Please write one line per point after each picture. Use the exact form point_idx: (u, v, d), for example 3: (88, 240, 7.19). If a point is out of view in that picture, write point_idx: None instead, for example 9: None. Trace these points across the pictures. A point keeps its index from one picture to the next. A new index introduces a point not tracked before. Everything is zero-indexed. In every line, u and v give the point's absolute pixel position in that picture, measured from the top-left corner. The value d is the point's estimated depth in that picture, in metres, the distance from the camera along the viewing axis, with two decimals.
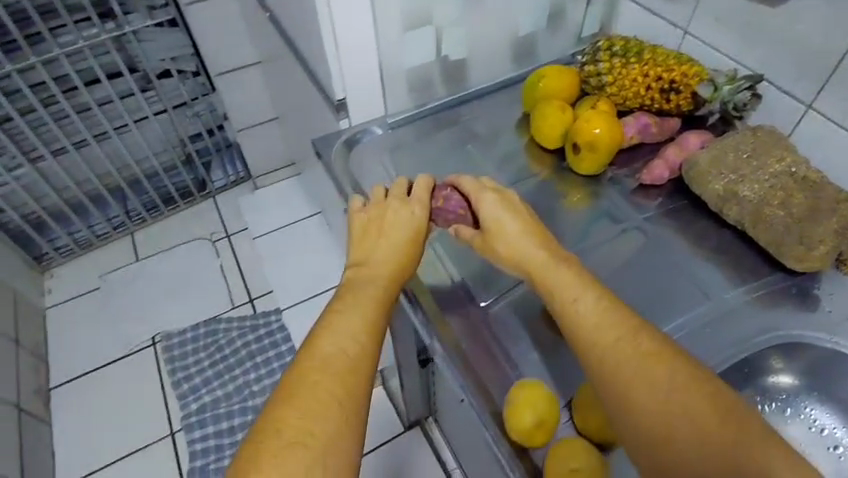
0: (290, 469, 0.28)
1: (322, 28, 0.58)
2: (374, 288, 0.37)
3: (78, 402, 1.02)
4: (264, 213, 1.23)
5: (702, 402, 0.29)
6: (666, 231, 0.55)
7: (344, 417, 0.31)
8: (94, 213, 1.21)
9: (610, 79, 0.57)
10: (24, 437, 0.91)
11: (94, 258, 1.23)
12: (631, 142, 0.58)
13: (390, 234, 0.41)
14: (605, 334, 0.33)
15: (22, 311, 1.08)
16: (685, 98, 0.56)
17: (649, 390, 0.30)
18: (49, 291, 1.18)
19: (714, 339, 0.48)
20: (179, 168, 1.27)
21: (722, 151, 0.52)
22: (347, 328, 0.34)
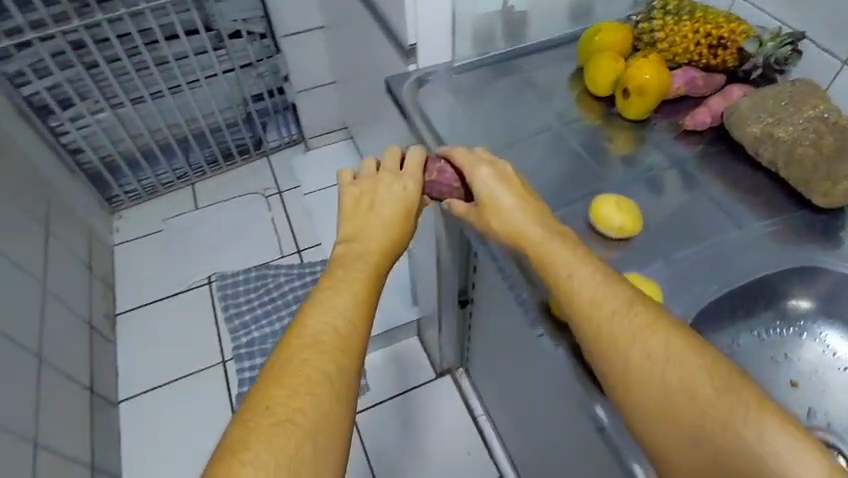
0: (280, 444, 0.28)
1: None
2: (365, 262, 0.37)
3: (139, 328, 1.09)
4: (316, 168, 1.30)
5: (701, 372, 0.29)
6: (702, 172, 0.53)
7: (336, 392, 0.31)
8: (162, 162, 1.27)
9: (662, 35, 0.54)
10: (94, 352, 0.99)
11: (159, 203, 1.30)
12: (675, 94, 0.55)
13: (381, 211, 0.40)
14: (601, 307, 0.33)
15: (96, 245, 1.16)
16: (731, 54, 0.53)
17: (645, 362, 0.30)
18: (117, 230, 1.25)
19: (738, 257, 0.47)
20: (240, 126, 1.31)
21: (766, 96, 0.49)
22: (342, 297, 0.34)
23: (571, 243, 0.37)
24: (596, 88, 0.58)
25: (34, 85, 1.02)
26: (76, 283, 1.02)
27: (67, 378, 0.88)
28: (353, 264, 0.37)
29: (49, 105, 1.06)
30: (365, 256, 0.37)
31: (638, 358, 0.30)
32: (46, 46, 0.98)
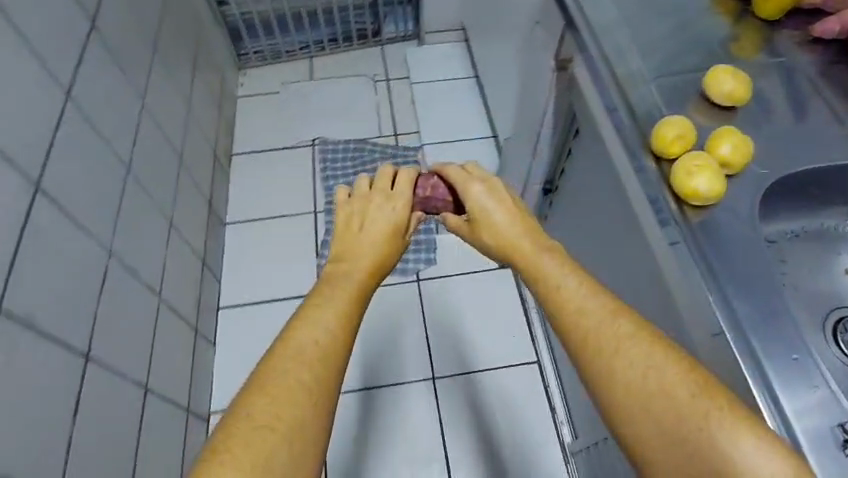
0: (258, 454, 0.29)
1: None
2: (354, 278, 0.38)
3: (250, 170, 1.20)
4: (421, 65, 1.34)
5: (679, 377, 0.30)
6: (811, 78, 0.53)
7: (318, 402, 0.31)
8: (292, 32, 1.33)
9: None
10: (217, 182, 1.10)
11: (278, 69, 1.36)
12: (811, 3, 0.56)
13: (372, 231, 0.42)
14: (588, 308, 0.33)
15: (226, 89, 1.24)
16: None
17: (629, 367, 0.31)
18: (242, 84, 1.34)
19: (826, 148, 0.48)
20: (365, 9, 1.33)
21: None
22: (329, 309, 0.35)
23: (555, 253, 0.38)
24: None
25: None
26: (208, 108, 1.10)
27: (190, 186, 0.96)
28: (342, 277, 0.38)
29: None
30: (357, 269, 0.39)
31: (622, 358, 0.31)
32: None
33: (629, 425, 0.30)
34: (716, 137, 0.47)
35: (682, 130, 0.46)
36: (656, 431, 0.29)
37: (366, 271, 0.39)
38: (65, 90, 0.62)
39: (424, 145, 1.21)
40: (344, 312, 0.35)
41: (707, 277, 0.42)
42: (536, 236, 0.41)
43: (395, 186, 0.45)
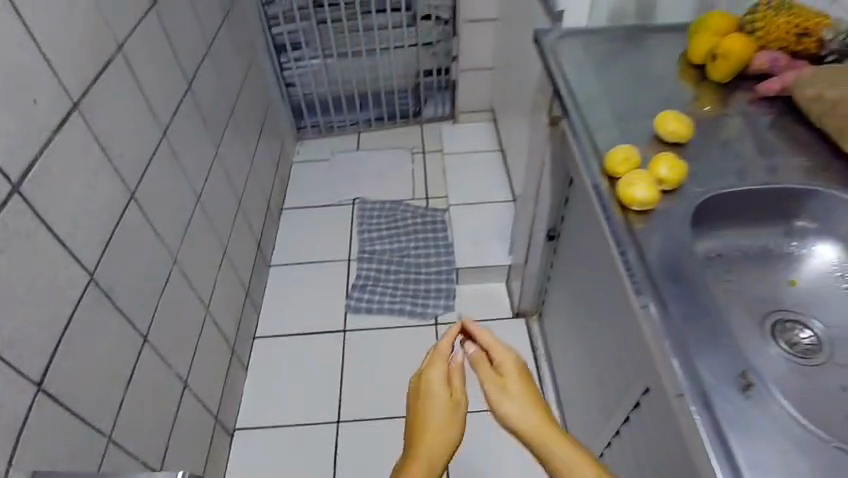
0: (433, 448, 0.63)
1: (616, 124, 0.89)
2: (442, 439, 0.64)
3: (210, 364, 1.28)
4: (404, 275, 1.75)
5: (576, 461, 0.58)
6: (722, 275, 0.75)
7: (449, 440, 0.64)
8: (324, 257, 1.83)
9: (760, 26, 0.89)
10: (195, 360, 1.19)
11: (299, 278, 1.78)
12: (760, 67, 0.89)
13: (434, 409, 0.66)
14: (515, 403, 0.65)
15: (227, 288, 1.42)
16: (814, 42, 0.86)
17: (550, 446, 0.60)
18: (246, 285, 1.56)
19: (738, 328, 0.69)
20: (374, 240, 1.86)
21: (826, 71, 0.80)
22: (444, 419, 0.65)
23: (541, 420, 0.63)
24: (693, 58, 0.96)
25: (281, 26, 1.95)
26: (221, 315, 1.37)
27: (175, 298, 1.11)
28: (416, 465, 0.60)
29: (246, 204, 1.62)
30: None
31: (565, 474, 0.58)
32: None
33: (550, 448, 0.60)
34: (662, 159, 0.73)
35: (673, 162, 0.72)
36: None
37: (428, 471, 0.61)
38: (91, 274, 0.83)
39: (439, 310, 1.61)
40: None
41: (696, 403, 0.56)
42: (524, 374, 0.71)
43: (433, 379, 0.69)
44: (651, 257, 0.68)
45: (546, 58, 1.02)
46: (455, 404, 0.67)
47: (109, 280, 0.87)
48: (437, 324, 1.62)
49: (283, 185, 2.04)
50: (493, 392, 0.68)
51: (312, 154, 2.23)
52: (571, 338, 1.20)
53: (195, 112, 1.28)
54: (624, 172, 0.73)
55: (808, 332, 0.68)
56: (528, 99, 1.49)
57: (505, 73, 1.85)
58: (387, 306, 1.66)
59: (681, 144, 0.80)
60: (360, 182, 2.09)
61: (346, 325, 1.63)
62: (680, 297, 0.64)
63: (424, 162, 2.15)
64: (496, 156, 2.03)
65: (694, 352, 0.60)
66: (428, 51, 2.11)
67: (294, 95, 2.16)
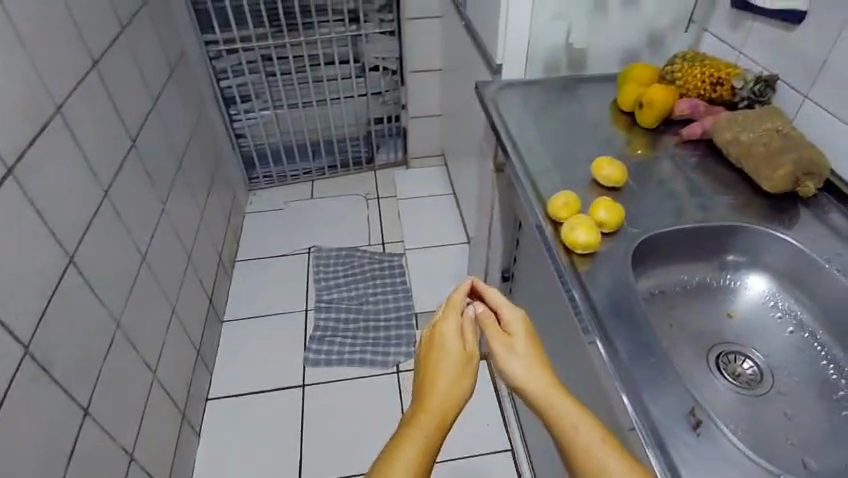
0: (441, 397, 0.58)
1: (557, 168, 0.93)
2: (448, 389, 0.59)
3: (159, 432, 1.21)
4: (363, 322, 1.73)
5: (581, 422, 0.55)
6: (666, 309, 0.78)
7: (456, 392, 0.59)
8: (280, 309, 1.79)
9: (678, 77, 0.97)
10: (142, 429, 1.12)
11: (255, 332, 1.72)
12: (682, 114, 0.96)
13: (445, 360, 0.61)
14: (522, 363, 0.61)
15: (177, 349, 1.36)
16: (727, 89, 0.93)
17: (555, 406, 0.56)
18: (197, 344, 1.50)
19: (683, 361, 0.72)
20: (332, 288, 1.84)
21: (739, 115, 0.87)
22: (452, 371, 0.61)
23: (549, 379, 0.59)
24: (623, 106, 1.03)
25: (229, 80, 1.96)
26: (171, 377, 1.31)
27: (120, 365, 1.06)
28: (420, 412, 0.56)
29: (196, 259, 1.58)
30: (407, 446, 0.52)
31: (574, 432, 0.54)
32: (242, 54, 1.91)
33: (557, 407, 0.56)
34: (600, 204, 0.76)
35: (611, 206, 0.76)
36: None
37: (434, 421, 0.56)
38: (26, 347, 0.78)
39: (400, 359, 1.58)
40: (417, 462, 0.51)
41: (650, 442, 0.57)
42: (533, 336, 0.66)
43: (445, 331, 0.65)
44: (598, 299, 0.70)
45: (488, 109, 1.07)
46: (466, 357, 0.62)
47: (45, 352, 0.82)
48: (399, 372, 1.60)
49: (235, 237, 2.00)
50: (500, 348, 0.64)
51: (265, 204, 2.21)
52: None
53: (140, 169, 1.26)
54: (567, 217, 0.76)
55: (750, 363, 0.72)
56: (475, 145, 1.54)
57: (452, 119, 1.92)
58: (347, 356, 1.63)
59: (618, 187, 0.85)
60: (315, 230, 2.08)
61: (304, 379, 1.58)
62: (628, 337, 0.67)
63: (379, 207, 2.16)
64: (447, 198, 2.08)
65: (645, 390, 0.61)
66: (378, 100, 2.16)
67: (245, 146, 2.15)
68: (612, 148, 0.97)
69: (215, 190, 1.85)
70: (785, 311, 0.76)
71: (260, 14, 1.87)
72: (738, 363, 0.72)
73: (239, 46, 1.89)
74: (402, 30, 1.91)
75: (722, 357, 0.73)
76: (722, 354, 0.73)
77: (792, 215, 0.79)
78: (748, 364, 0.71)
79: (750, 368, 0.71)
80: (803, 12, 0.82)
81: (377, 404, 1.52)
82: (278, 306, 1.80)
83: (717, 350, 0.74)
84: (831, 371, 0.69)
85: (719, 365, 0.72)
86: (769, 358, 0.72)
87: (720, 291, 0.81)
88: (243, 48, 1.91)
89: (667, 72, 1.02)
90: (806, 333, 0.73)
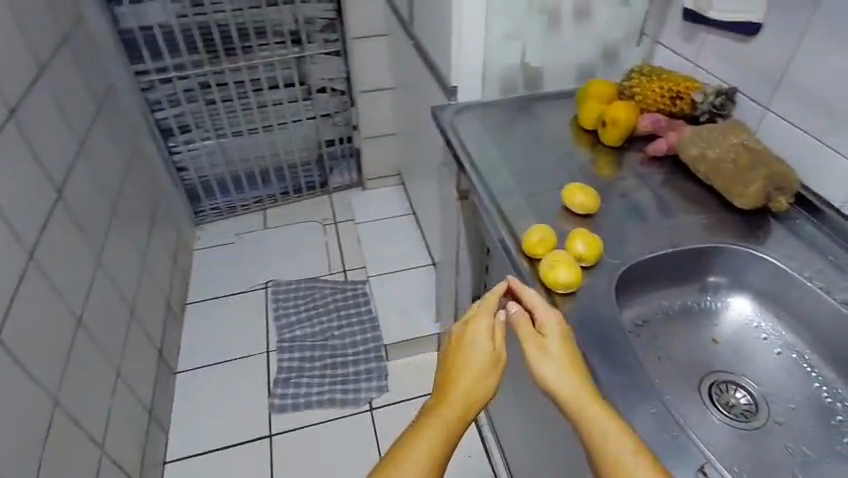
0: (462, 393, 0.57)
1: (525, 194, 0.88)
2: (471, 385, 0.58)
3: None
4: (329, 358, 1.64)
5: (613, 431, 0.51)
6: (652, 339, 0.75)
7: (480, 389, 0.58)
8: (239, 353, 1.67)
9: (639, 91, 0.94)
10: None
11: (212, 380, 1.61)
12: (646, 129, 0.94)
13: (471, 359, 0.60)
14: (554, 367, 0.57)
15: (124, 415, 1.24)
16: (687, 102, 0.91)
17: (586, 414, 0.53)
18: (148, 404, 1.38)
19: (677, 397, 0.68)
20: (293, 325, 1.74)
21: (704, 130, 0.85)
22: (476, 370, 0.59)
23: (582, 383, 0.56)
24: (585, 124, 1.00)
25: (165, 111, 1.83)
26: (119, 448, 1.19)
27: (56, 450, 0.94)
28: (441, 409, 0.56)
29: (140, 311, 1.45)
30: (425, 441, 0.53)
31: (603, 442, 0.51)
32: (177, 82, 1.80)
33: (590, 415, 0.53)
34: (576, 237, 0.72)
35: (588, 239, 0.72)
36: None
37: (452, 420, 0.55)
38: None
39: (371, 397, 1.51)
40: (432, 457, 0.52)
41: None
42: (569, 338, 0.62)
43: (476, 329, 0.63)
44: (585, 341, 0.65)
45: (446, 134, 1.01)
46: (494, 358, 0.61)
47: None
48: (373, 410, 1.51)
49: (184, 278, 1.86)
50: (531, 350, 0.60)
51: (214, 238, 2.08)
52: (511, 405, 1.16)
53: (68, 221, 1.14)
54: (544, 254, 0.72)
55: (744, 393, 0.69)
56: (433, 166, 1.49)
57: (407, 139, 1.86)
58: (315, 398, 1.53)
59: (590, 213, 0.81)
60: (271, 263, 1.97)
61: (271, 429, 1.47)
62: (622, 380, 0.62)
63: (337, 233, 2.07)
64: (406, 218, 2.01)
65: (647, 441, 0.56)
66: (327, 121, 2.08)
67: (188, 179, 2.02)
68: (578, 169, 0.94)
69: (157, 231, 1.72)
70: (769, 331, 0.74)
71: (195, 40, 1.76)
72: (732, 393, 0.69)
73: (173, 75, 1.77)
74: (348, 50, 1.84)
75: (715, 388, 0.70)
76: (714, 385, 0.70)
77: (767, 231, 0.78)
78: (740, 395, 0.68)
79: (743, 398, 0.68)
80: (758, 24, 0.81)
81: (351, 447, 1.44)
82: (236, 351, 1.68)
83: (709, 379, 0.71)
84: (824, 393, 0.67)
85: (713, 397, 0.69)
86: (762, 387, 0.69)
87: (704, 315, 0.78)
88: (177, 76, 1.79)
89: (624, 84, 0.99)
90: (794, 353, 0.71)
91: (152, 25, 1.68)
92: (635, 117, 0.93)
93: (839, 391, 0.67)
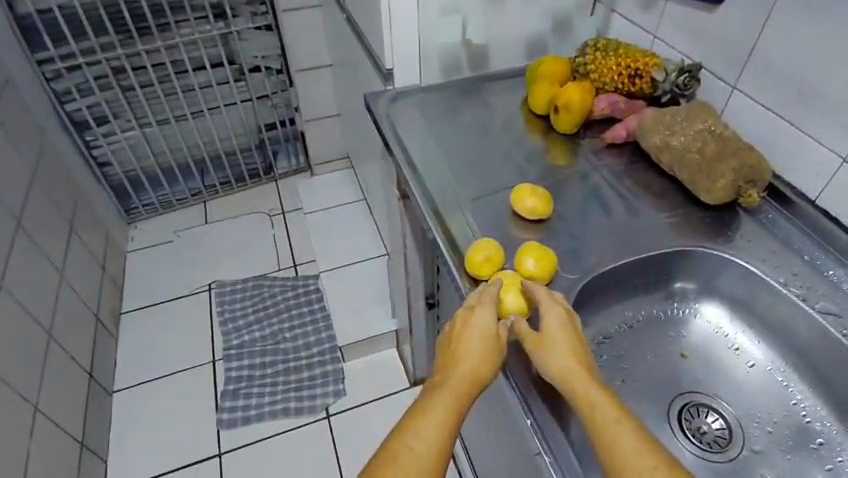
0: (461, 381, 0.52)
1: (469, 193, 0.78)
2: (470, 373, 0.53)
3: None
4: (281, 363, 1.54)
5: (625, 429, 0.46)
6: (615, 356, 0.67)
7: (479, 377, 0.53)
8: (182, 365, 1.55)
9: (593, 68, 0.84)
10: None
11: (154, 397, 1.48)
12: (603, 113, 0.84)
13: (472, 345, 0.55)
14: (564, 360, 0.52)
15: (47, 456, 1.12)
16: (647, 81, 0.81)
17: (596, 411, 0.48)
18: (76, 436, 1.25)
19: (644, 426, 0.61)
20: (241, 329, 1.62)
21: (666, 114, 0.75)
22: (478, 356, 0.54)
23: (592, 379, 0.51)
24: (536, 108, 0.90)
25: (77, 102, 1.63)
26: None
27: None
28: (447, 383, 0.51)
29: (61, 333, 1.30)
30: (434, 415, 0.48)
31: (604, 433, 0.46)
32: (87, 69, 1.59)
33: (600, 411, 0.47)
34: (525, 251, 0.64)
35: (542, 255, 0.63)
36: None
37: (453, 408, 0.50)
38: None
39: (330, 406, 1.44)
40: (442, 432, 0.48)
41: None
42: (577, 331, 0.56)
43: (478, 314, 0.58)
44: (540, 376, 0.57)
45: (380, 127, 0.89)
46: (496, 345, 0.56)
47: None
48: (330, 416, 1.43)
49: (116, 285, 1.70)
50: (535, 344, 0.55)
51: (150, 238, 1.91)
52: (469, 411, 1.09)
53: None
54: (490, 275, 0.63)
55: (716, 417, 0.62)
56: (378, 153, 1.36)
57: (351, 121, 1.72)
58: (268, 408, 1.43)
59: (544, 216, 0.71)
60: (213, 262, 1.82)
61: (221, 447, 1.37)
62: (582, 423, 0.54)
63: (284, 225, 1.93)
64: (359, 205, 1.85)
65: None
66: (265, 103, 1.91)
67: (113, 175, 1.83)
68: (528, 160, 0.84)
69: (79, 238, 1.55)
70: (741, 340, 0.67)
71: (103, 20, 1.55)
72: (704, 418, 0.62)
73: (81, 62, 1.56)
74: (280, 25, 1.66)
75: (685, 412, 0.62)
76: (684, 409, 0.63)
77: (735, 228, 0.70)
78: (712, 420, 0.61)
79: (715, 423, 0.61)
80: None
81: (307, 459, 1.35)
82: (179, 362, 1.56)
83: (678, 401, 0.63)
84: (802, 411, 0.61)
85: (684, 424, 0.61)
86: (734, 407, 0.63)
87: (670, 323, 0.71)
88: (87, 63, 1.58)
89: (578, 60, 0.88)
90: (768, 366, 0.65)
91: (50, 6, 1.46)
92: (590, 99, 0.83)
93: (818, 409, 0.60)
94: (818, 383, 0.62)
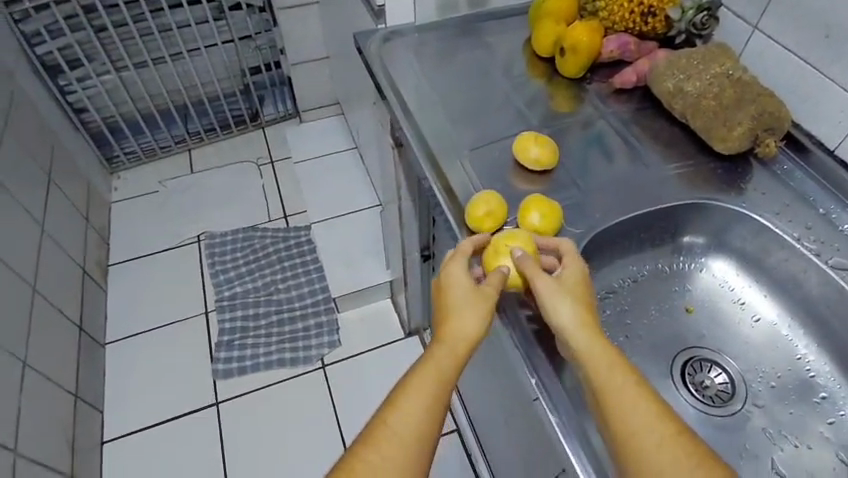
0: (448, 348, 0.48)
1: (469, 142, 0.74)
2: (459, 339, 0.49)
3: None
4: (275, 314, 1.52)
5: (630, 389, 0.43)
6: (618, 311, 0.65)
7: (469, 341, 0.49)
8: (173, 317, 1.53)
9: (603, 6, 0.77)
10: None
11: (147, 350, 1.47)
12: (611, 56, 0.78)
13: (457, 306, 0.51)
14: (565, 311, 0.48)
15: (42, 412, 1.12)
16: (660, 20, 0.75)
17: (598, 370, 0.44)
18: (72, 390, 1.25)
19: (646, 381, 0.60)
20: (232, 280, 1.59)
21: (681, 56, 0.70)
22: (467, 316, 0.50)
23: (596, 333, 0.47)
24: (539, 50, 0.84)
25: (47, 44, 1.53)
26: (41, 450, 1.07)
27: None
28: (434, 355, 0.48)
29: (48, 288, 1.28)
30: (419, 386, 0.46)
31: (615, 401, 0.42)
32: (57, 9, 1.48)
33: (602, 370, 0.44)
34: (529, 204, 0.61)
35: (547, 209, 0.60)
36: (659, 460, 0.39)
37: (439, 379, 0.47)
38: None
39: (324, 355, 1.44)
40: (429, 405, 0.45)
41: None
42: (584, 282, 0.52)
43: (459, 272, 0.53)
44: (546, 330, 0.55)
45: (372, 70, 0.83)
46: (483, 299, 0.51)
47: None
48: (325, 367, 1.43)
49: (102, 238, 1.66)
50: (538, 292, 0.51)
51: (134, 188, 1.85)
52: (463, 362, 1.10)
53: None
54: (491, 229, 0.60)
55: (720, 372, 0.61)
56: (370, 98, 1.30)
57: (340, 64, 1.64)
58: (263, 360, 1.43)
59: (548, 166, 0.68)
60: (201, 213, 1.77)
61: (217, 397, 1.38)
62: None
63: (273, 174, 1.87)
64: (350, 154, 1.79)
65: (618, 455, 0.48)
66: (248, 45, 1.80)
67: (91, 122, 1.74)
68: (531, 105, 0.79)
69: (58, 189, 1.49)
70: (747, 295, 0.66)
71: None
72: (708, 373, 0.61)
73: None
74: None
75: (689, 368, 0.61)
76: (688, 364, 0.62)
77: (748, 179, 0.67)
78: (717, 374, 0.61)
79: (719, 377, 0.60)
80: None
81: (304, 407, 1.37)
82: (171, 314, 1.54)
83: (682, 357, 0.62)
84: (807, 367, 0.60)
85: (688, 380, 0.61)
86: (738, 362, 0.62)
87: (675, 277, 0.69)
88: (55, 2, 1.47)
89: None
90: (773, 321, 0.64)
91: None
92: (599, 41, 0.77)
93: (822, 365, 0.60)
94: (824, 338, 0.61)
